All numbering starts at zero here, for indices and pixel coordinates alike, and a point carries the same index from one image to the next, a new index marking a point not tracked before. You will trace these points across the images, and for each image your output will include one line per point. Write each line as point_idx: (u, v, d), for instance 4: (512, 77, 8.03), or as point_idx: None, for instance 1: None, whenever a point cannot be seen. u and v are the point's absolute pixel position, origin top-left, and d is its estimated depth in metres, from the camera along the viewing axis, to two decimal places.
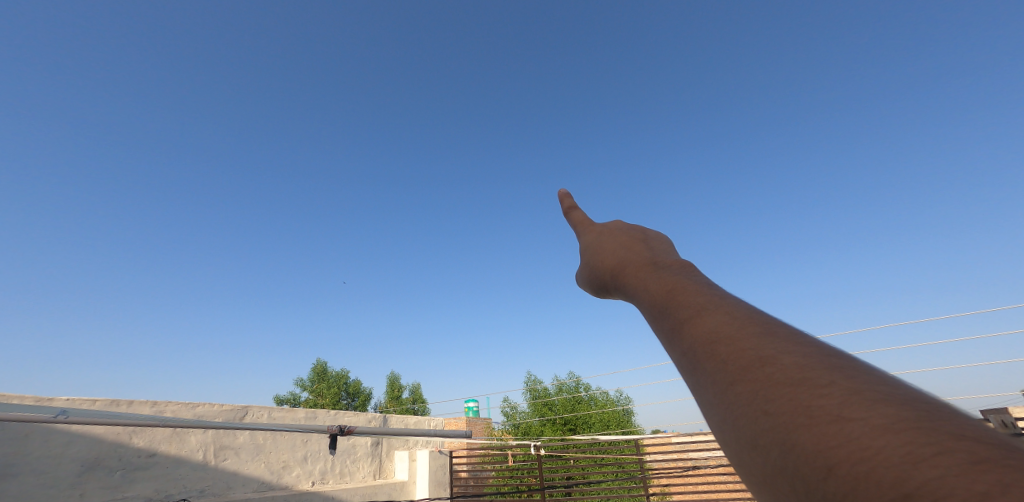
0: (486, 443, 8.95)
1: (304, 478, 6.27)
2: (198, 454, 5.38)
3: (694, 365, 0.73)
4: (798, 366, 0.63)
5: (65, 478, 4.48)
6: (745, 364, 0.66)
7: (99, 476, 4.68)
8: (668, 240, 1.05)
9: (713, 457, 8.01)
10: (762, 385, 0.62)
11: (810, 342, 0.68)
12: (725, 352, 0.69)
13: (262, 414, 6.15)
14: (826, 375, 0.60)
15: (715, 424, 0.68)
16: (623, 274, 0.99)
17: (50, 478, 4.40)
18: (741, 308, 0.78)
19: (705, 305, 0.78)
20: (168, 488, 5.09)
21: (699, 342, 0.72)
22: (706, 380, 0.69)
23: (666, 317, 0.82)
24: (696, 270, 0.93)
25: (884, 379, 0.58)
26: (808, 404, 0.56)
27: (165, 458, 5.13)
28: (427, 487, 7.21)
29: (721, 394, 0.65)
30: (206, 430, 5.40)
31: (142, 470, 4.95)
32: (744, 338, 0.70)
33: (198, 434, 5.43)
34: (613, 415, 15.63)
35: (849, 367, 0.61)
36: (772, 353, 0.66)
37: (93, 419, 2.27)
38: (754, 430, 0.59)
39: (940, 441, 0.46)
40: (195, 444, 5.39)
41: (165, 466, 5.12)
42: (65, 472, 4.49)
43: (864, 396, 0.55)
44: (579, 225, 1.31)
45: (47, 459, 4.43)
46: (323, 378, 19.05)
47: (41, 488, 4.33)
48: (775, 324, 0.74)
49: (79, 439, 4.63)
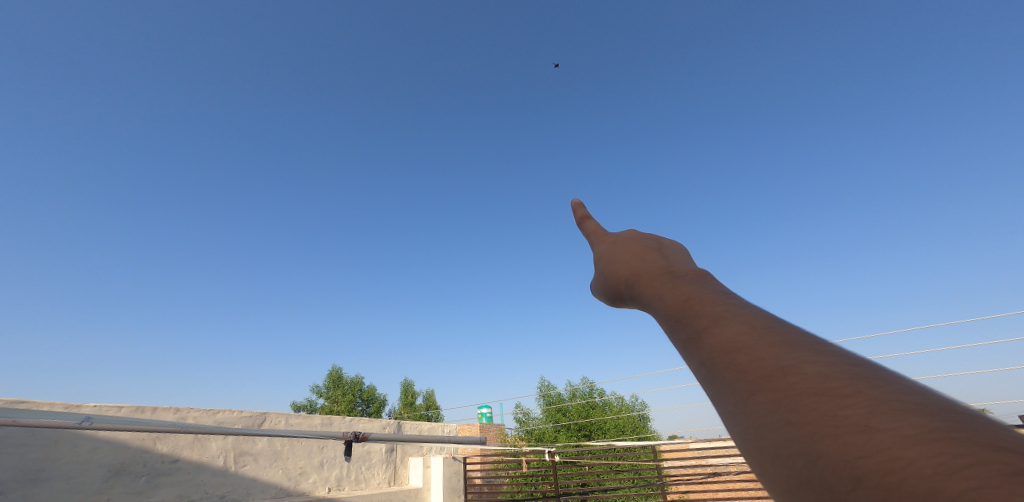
0: (500, 450, 8.90)
1: (321, 484, 6.31)
2: (219, 460, 5.46)
3: (712, 375, 0.72)
4: (822, 375, 0.61)
5: (92, 484, 4.59)
6: (766, 373, 0.65)
7: (125, 482, 4.78)
8: (683, 248, 1.04)
9: (735, 463, 7.73)
10: (784, 395, 0.61)
11: (833, 350, 0.67)
12: (744, 361, 0.68)
13: (280, 420, 6.23)
14: (852, 385, 0.59)
15: (737, 435, 0.67)
16: (637, 284, 0.98)
17: (78, 483, 4.52)
18: (760, 317, 0.77)
19: (722, 314, 0.77)
20: (190, 494, 5.17)
21: (717, 351, 0.72)
22: (725, 389, 0.68)
23: (683, 326, 0.81)
24: (712, 278, 0.91)
25: (913, 388, 0.57)
26: (833, 413, 0.55)
27: (187, 463, 5.22)
28: (442, 494, 7.19)
29: (742, 404, 0.64)
30: (226, 436, 5.48)
31: (166, 476, 5.04)
32: (764, 347, 0.69)
33: (218, 440, 5.51)
34: (629, 421, 15.42)
35: (875, 375, 0.60)
36: (793, 363, 0.65)
37: (117, 425, 2.31)
38: (777, 440, 0.58)
39: (973, 452, 0.45)
40: (216, 450, 5.47)
41: (187, 472, 5.20)
42: (92, 478, 4.60)
43: (893, 406, 0.54)
44: (592, 235, 1.31)
45: (76, 464, 4.55)
46: (338, 385, 19.19)
47: (70, 493, 4.45)
48: (795, 332, 0.73)
49: (106, 445, 4.75)
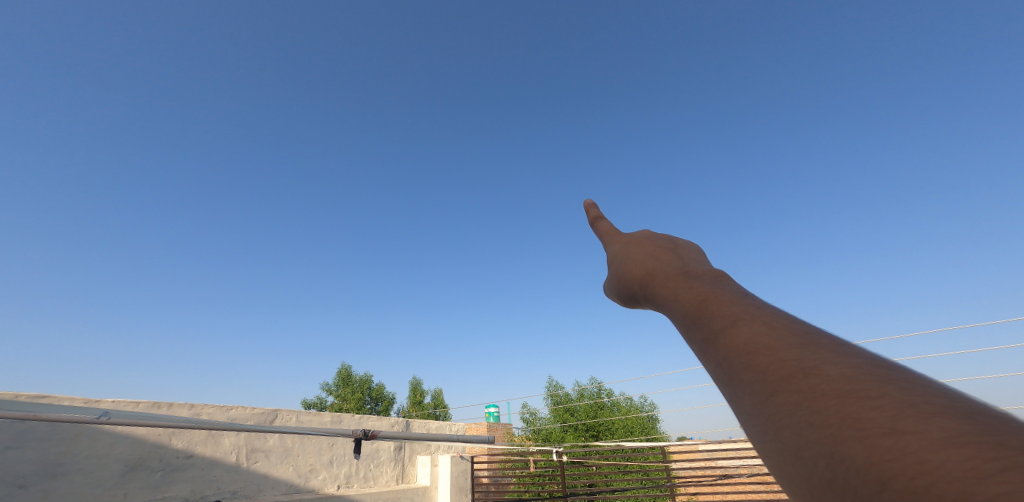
0: (507, 449, 8.91)
1: (330, 481, 6.36)
2: (232, 456, 5.52)
3: (730, 375, 0.70)
4: (845, 377, 0.60)
5: (109, 478, 4.66)
6: (786, 375, 0.64)
7: (141, 476, 4.84)
8: (698, 248, 1.04)
9: (745, 465, 7.69)
10: (805, 397, 0.60)
11: (856, 352, 0.65)
12: (763, 362, 0.67)
13: (291, 417, 6.28)
14: (878, 387, 0.57)
15: (755, 437, 0.66)
16: (652, 285, 0.97)
17: (96, 477, 4.59)
18: (779, 318, 0.76)
19: (741, 315, 0.76)
20: (203, 490, 5.22)
21: (735, 352, 0.70)
22: (743, 390, 0.67)
23: (699, 327, 0.80)
24: (729, 278, 0.90)
25: (941, 391, 0.55)
26: (857, 416, 0.54)
27: (201, 459, 5.28)
28: (449, 492, 7.21)
29: (760, 405, 0.63)
30: (239, 433, 5.53)
31: (180, 471, 5.11)
32: (784, 348, 0.67)
33: (231, 436, 5.57)
34: (637, 421, 15.37)
35: (901, 378, 0.58)
36: (815, 364, 0.64)
37: (133, 421, 2.34)
38: (797, 441, 0.57)
39: (1008, 457, 0.43)
40: (229, 446, 5.53)
41: (201, 468, 5.26)
42: (110, 472, 4.67)
43: (921, 409, 0.52)
44: (605, 235, 1.30)
45: (94, 459, 4.62)
46: (347, 383, 19.31)
47: (88, 487, 4.52)
48: (817, 334, 0.71)
49: (123, 440, 4.82)
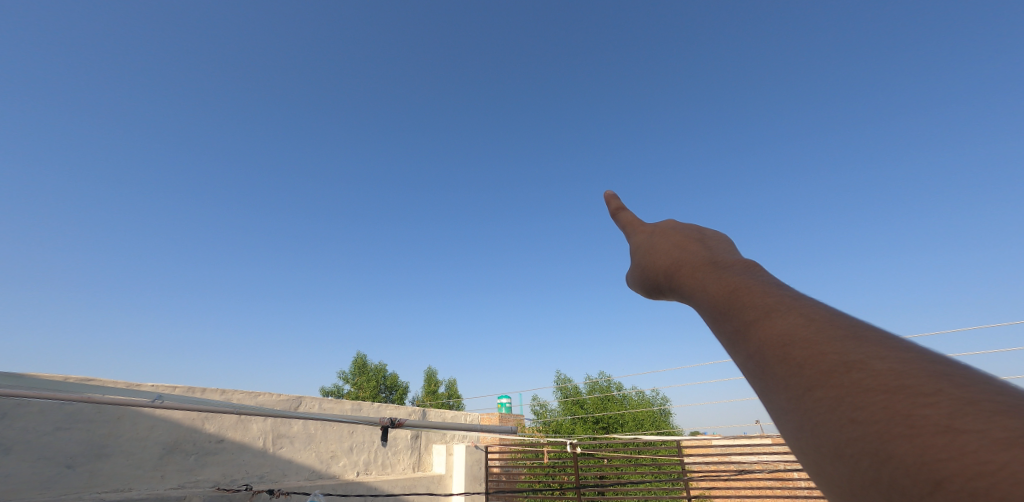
0: (519, 440, 8.99)
1: (350, 468, 6.47)
2: (259, 441, 5.65)
3: (759, 370, 0.58)
4: (895, 372, 0.47)
5: (149, 460, 4.79)
6: (826, 369, 0.51)
7: (177, 459, 4.98)
8: (728, 239, 0.97)
9: (760, 461, 7.68)
10: (849, 392, 0.47)
11: (908, 347, 0.53)
12: (799, 356, 0.54)
13: (312, 405, 6.40)
14: (932, 383, 0.45)
15: (787, 433, 0.53)
16: (678, 275, 0.90)
17: (137, 459, 4.73)
18: (820, 311, 0.63)
19: (775, 306, 0.63)
20: (233, 474, 5.33)
21: (767, 344, 0.58)
22: (775, 386, 0.55)
23: (728, 319, 0.67)
24: (763, 270, 0.79)
25: (1003, 391, 0.44)
26: (908, 413, 0.42)
27: (231, 444, 5.41)
28: (462, 480, 7.33)
29: (795, 400, 0.51)
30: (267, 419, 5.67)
31: (212, 455, 5.23)
32: (825, 340, 0.55)
33: (259, 422, 5.71)
34: (647, 415, 15.52)
35: (959, 376, 0.47)
36: (860, 358, 0.51)
37: (182, 405, 2.41)
38: (839, 437, 0.45)
39: None
40: (257, 432, 5.67)
41: (231, 452, 5.39)
42: (149, 454, 4.81)
43: (982, 407, 0.40)
44: (628, 226, 1.28)
45: (135, 441, 4.76)
46: (365, 374, 19.67)
47: (130, 468, 4.66)
48: (865, 329, 0.58)
49: (161, 423, 4.96)
